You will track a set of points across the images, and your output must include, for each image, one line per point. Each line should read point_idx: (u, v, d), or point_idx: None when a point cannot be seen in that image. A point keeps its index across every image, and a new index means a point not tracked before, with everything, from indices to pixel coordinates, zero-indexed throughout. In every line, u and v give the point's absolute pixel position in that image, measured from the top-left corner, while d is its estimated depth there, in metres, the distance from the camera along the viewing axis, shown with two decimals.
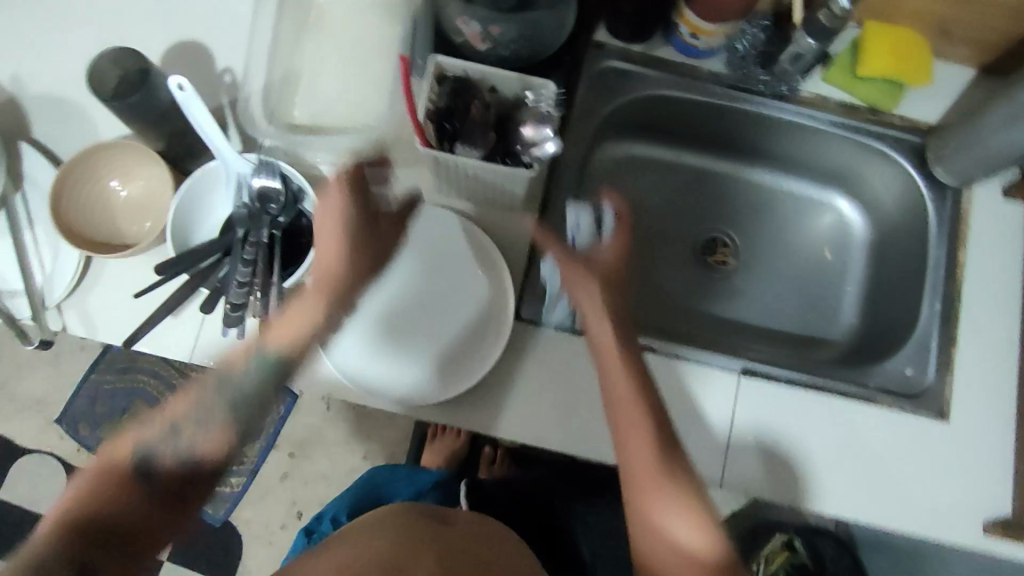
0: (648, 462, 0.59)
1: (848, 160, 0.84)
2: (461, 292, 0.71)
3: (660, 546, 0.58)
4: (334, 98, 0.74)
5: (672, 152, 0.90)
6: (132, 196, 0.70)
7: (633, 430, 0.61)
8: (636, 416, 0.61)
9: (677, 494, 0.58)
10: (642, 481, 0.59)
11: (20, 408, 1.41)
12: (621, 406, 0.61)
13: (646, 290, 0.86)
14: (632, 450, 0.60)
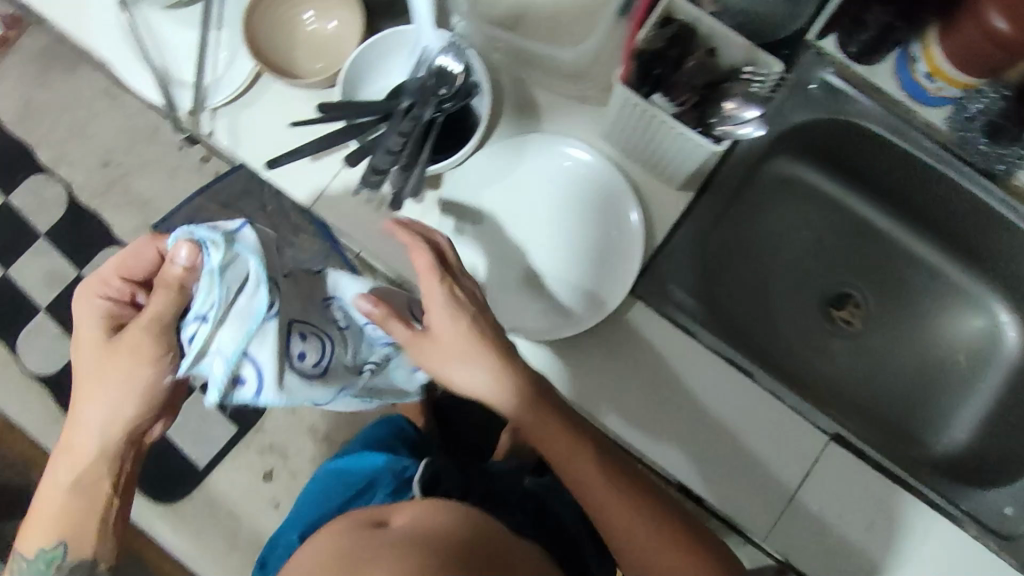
0: (603, 485, 0.66)
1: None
2: (588, 242, 0.69)
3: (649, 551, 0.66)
4: (536, 6, 0.72)
5: (842, 192, 0.84)
6: (316, 33, 0.71)
7: (576, 463, 0.65)
8: (562, 448, 0.65)
9: (644, 515, 0.66)
10: (620, 526, 0.66)
11: (131, 202, 1.51)
12: (557, 450, 0.65)
13: (758, 318, 0.81)
14: (583, 472, 0.65)
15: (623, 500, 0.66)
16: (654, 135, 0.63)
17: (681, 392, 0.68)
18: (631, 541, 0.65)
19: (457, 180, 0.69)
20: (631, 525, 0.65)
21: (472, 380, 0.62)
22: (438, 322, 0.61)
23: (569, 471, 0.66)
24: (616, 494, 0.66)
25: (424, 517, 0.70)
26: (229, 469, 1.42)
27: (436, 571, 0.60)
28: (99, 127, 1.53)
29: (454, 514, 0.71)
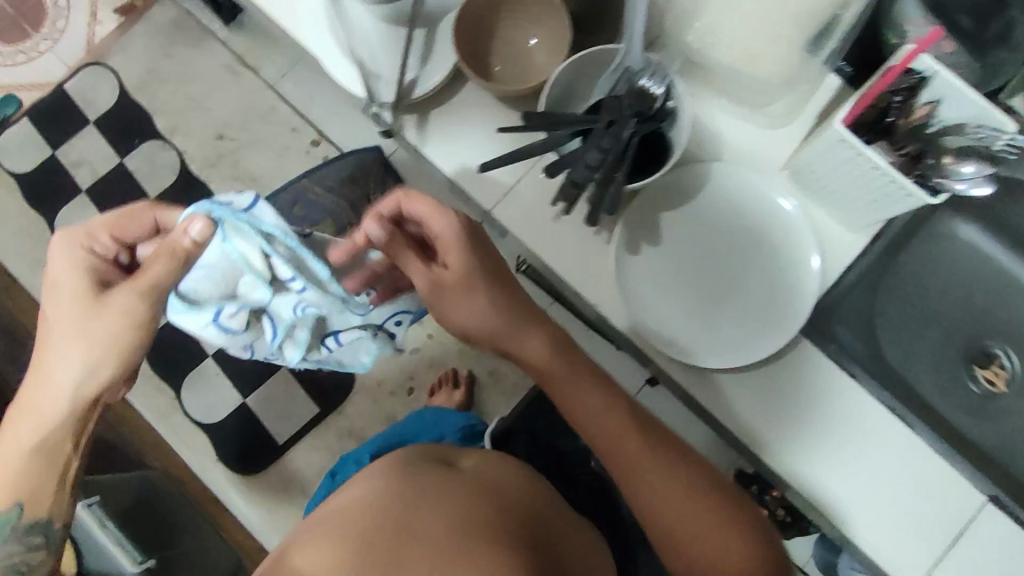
0: (621, 429, 0.73)
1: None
2: (761, 275, 0.70)
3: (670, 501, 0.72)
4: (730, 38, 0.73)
5: (1000, 251, 0.82)
6: (515, 44, 0.73)
7: (581, 411, 0.73)
8: (590, 402, 0.73)
9: (659, 462, 0.73)
10: (639, 467, 0.72)
11: (240, 177, 1.55)
12: (573, 402, 0.73)
13: (905, 368, 0.78)
14: (595, 422, 0.73)
15: (642, 447, 0.73)
16: (850, 179, 0.63)
17: (839, 436, 0.69)
18: (658, 486, 0.72)
19: (642, 200, 0.70)
20: (663, 477, 0.72)
21: (474, 315, 0.70)
22: (450, 248, 0.69)
23: (586, 429, 0.74)
24: (636, 442, 0.73)
25: (486, 467, 0.84)
26: (307, 449, 1.44)
27: (495, 522, 0.73)
28: (216, 101, 1.58)
29: (516, 473, 0.84)
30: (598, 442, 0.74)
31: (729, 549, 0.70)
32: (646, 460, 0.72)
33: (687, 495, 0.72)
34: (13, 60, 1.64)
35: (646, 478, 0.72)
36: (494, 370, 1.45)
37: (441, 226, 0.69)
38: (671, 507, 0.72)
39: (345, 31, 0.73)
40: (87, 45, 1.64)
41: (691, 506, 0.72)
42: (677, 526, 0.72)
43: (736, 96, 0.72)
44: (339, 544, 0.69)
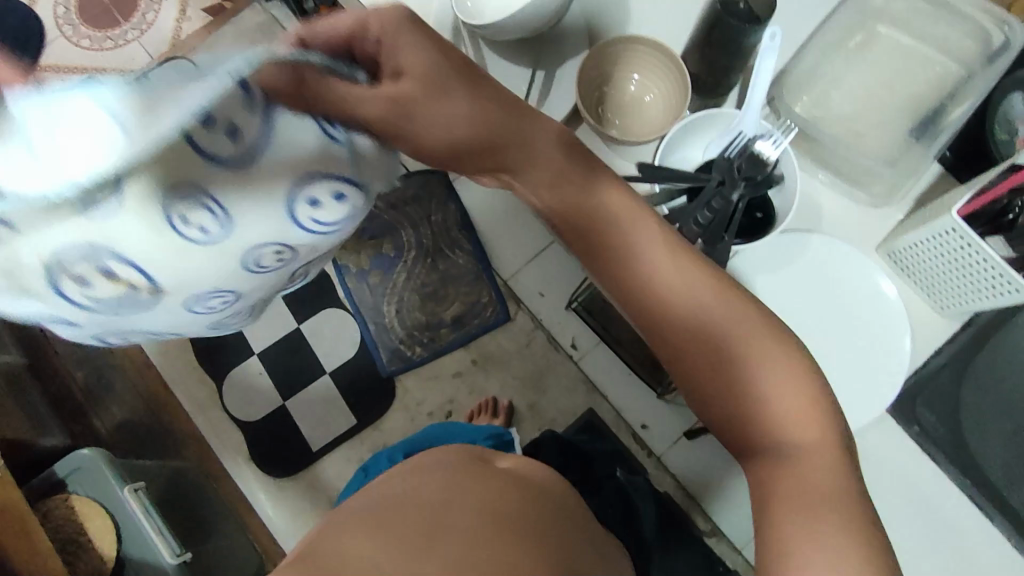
0: (663, 263, 0.54)
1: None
2: (851, 347, 0.70)
3: (739, 387, 0.53)
4: (836, 117, 0.76)
5: None
6: (629, 96, 0.76)
7: (626, 261, 0.54)
8: (615, 219, 0.54)
9: (716, 327, 0.53)
10: (682, 346, 0.54)
11: None
12: (592, 231, 0.55)
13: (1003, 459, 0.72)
14: (625, 268, 0.54)
15: (685, 311, 0.54)
16: (948, 268, 0.66)
17: (910, 516, 0.70)
18: (707, 338, 0.53)
19: (739, 261, 0.72)
20: (710, 327, 0.53)
21: (450, 113, 0.47)
22: (400, 44, 0.45)
23: (622, 277, 0.55)
24: (678, 297, 0.54)
25: (523, 466, 0.83)
26: (341, 458, 1.45)
27: (523, 508, 0.68)
28: None
29: (563, 491, 0.82)
30: (624, 292, 0.55)
31: (800, 424, 0.52)
32: (687, 320, 0.54)
33: (756, 360, 0.53)
34: (100, 45, 1.70)
35: (671, 320, 0.54)
36: (534, 404, 1.46)
37: (409, 43, 0.46)
38: (719, 366, 0.53)
39: (469, 66, 0.76)
40: (172, 39, 1.69)
41: (758, 368, 0.53)
42: (736, 393, 0.53)
43: (842, 172, 0.74)
44: (371, 523, 0.62)
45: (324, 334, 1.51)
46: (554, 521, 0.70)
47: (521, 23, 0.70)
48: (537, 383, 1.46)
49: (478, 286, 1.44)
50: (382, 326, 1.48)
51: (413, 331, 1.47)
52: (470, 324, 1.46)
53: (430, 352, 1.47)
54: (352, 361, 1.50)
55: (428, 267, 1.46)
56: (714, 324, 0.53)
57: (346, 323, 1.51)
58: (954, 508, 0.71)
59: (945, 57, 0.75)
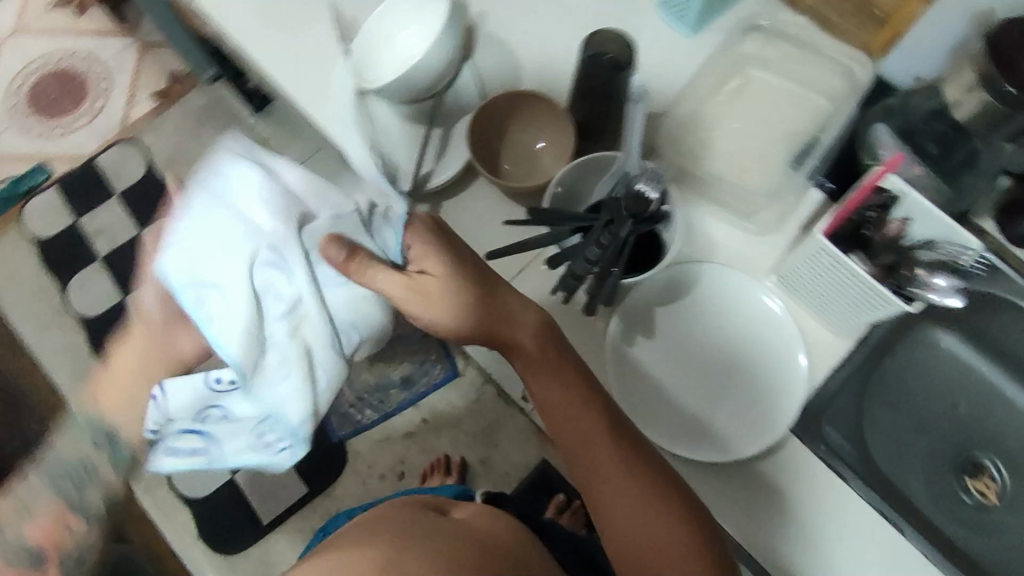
0: (608, 457, 0.66)
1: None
2: (746, 370, 0.72)
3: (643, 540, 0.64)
4: (719, 152, 0.80)
5: (984, 363, 0.86)
6: (525, 146, 0.80)
7: (586, 443, 0.67)
8: (576, 419, 0.67)
9: (641, 484, 0.65)
10: (613, 509, 0.66)
11: None
12: (567, 425, 0.68)
13: (892, 474, 0.79)
14: (582, 432, 0.67)
15: (620, 464, 0.66)
16: (827, 288, 0.69)
17: (833, 540, 0.69)
18: (624, 514, 0.66)
19: (635, 295, 0.75)
20: (622, 500, 0.66)
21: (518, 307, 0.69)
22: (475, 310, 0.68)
23: (584, 458, 0.67)
24: (614, 453, 0.66)
25: (479, 515, 0.83)
26: (291, 530, 1.42)
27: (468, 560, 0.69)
28: None
29: (514, 529, 0.81)
30: (587, 463, 0.68)
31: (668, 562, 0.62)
32: (618, 475, 0.66)
33: (654, 522, 0.64)
34: (49, 132, 1.72)
35: (602, 495, 0.67)
36: (486, 459, 1.44)
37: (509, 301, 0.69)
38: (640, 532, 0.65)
39: (369, 124, 0.80)
40: (120, 122, 1.72)
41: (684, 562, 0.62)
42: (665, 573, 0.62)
43: (727, 205, 0.78)
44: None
45: None
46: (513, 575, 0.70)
47: (414, 82, 0.75)
48: (488, 438, 1.45)
49: None
50: None
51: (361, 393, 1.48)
52: (419, 383, 1.44)
53: (379, 415, 1.46)
54: None
55: None
56: (630, 476, 0.66)
57: None
58: (872, 527, 0.69)
59: (814, 93, 0.81)
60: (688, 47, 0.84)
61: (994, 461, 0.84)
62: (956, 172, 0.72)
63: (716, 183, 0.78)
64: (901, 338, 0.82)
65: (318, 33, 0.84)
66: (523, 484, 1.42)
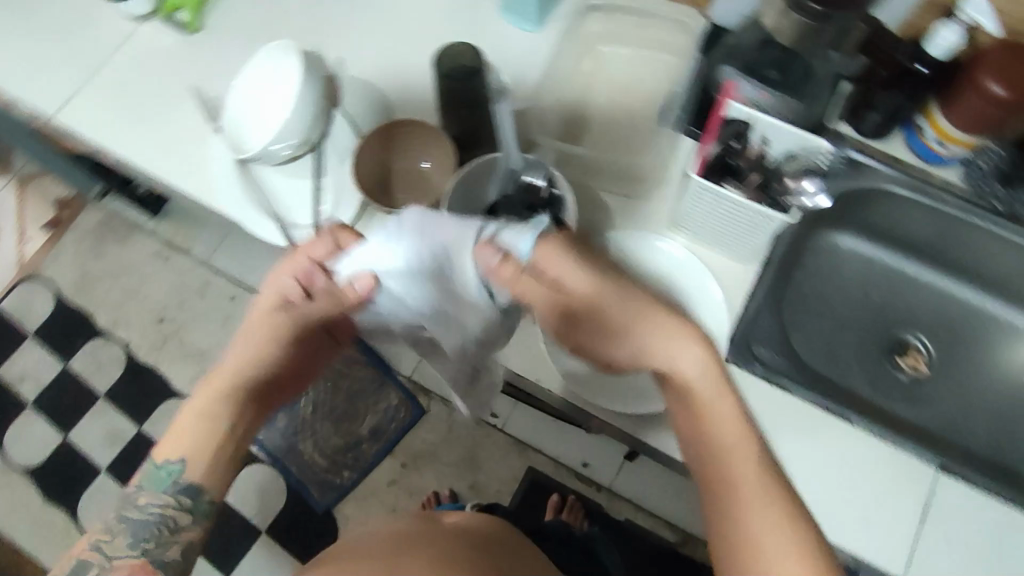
0: (753, 472, 0.61)
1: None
2: (671, 317, 0.77)
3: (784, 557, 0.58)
4: (593, 129, 0.85)
5: (882, 254, 0.93)
6: (414, 170, 0.81)
7: (715, 424, 0.63)
8: (721, 412, 0.63)
9: (773, 495, 0.60)
10: (743, 520, 0.60)
11: (183, 355, 1.55)
12: (707, 415, 0.63)
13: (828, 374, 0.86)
14: (714, 432, 0.63)
15: (757, 475, 0.61)
16: (714, 222, 0.74)
17: (793, 446, 0.74)
18: (755, 528, 0.59)
19: None
20: (755, 512, 0.60)
21: (627, 295, 0.64)
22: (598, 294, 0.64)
23: (706, 439, 0.64)
24: (753, 464, 0.62)
25: (467, 517, 0.88)
26: None
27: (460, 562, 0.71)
28: (153, 288, 1.60)
29: (494, 526, 0.87)
30: (712, 450, 0.63)
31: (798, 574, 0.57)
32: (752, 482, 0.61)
33: (793, 536, 0.58)
34: None
35: (728, 503, 0.62)
36: (474, 483, 1.45)
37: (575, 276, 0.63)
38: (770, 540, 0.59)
39: (260, 191, 0.81)
40: (15, 262, 1.65)
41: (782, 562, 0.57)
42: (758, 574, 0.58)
43: (613, 173, 0.82)
44: None
45: (249, 494, 1.46)
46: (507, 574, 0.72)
47: (287, 138, 0.76)
48: (470, 462, 1.46)
49: (383, 391, 1.49)
50: (304, 462, 1.47)
51: (335, 457, 1.47)
52: (390, 430, 1.47)
53: (360, 472, 1.46)
54: (284, 511, 1.45)
55: (326, 390, 1.51)
56: (761, 480, 0.61)
57: (267, 474, 1.47)
58: (821, 426, 0.75)
59: (661, 54, 0.87)
60: (538, 42, 0.88)
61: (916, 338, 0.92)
62: (798, 87, 0.78)
63: (598, 156, 0.82)
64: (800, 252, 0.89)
65: (186, 118, 0.85)
66: (516, 496, 1.43)
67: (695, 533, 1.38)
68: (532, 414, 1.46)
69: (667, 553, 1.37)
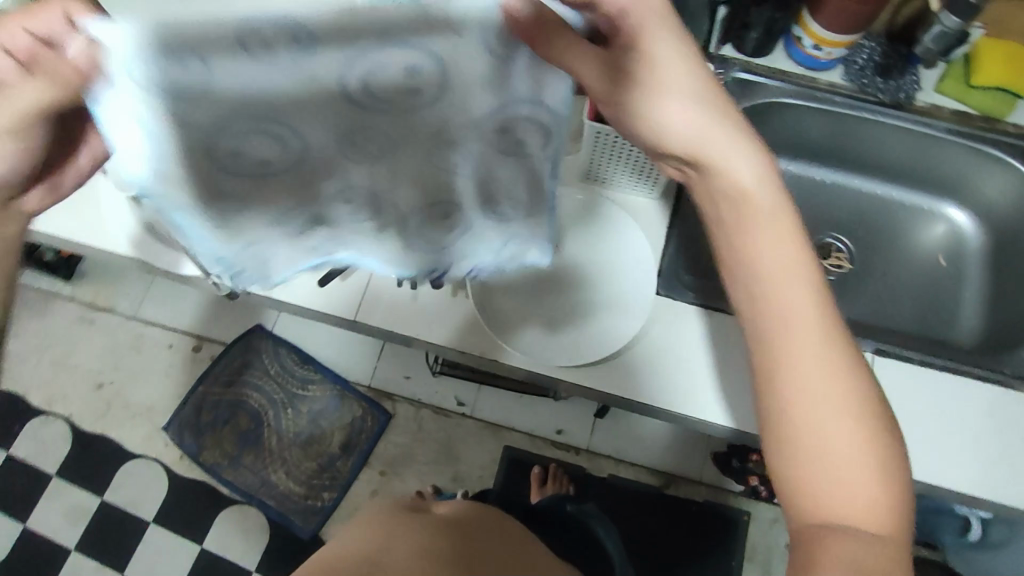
0: (796, 284, 0.45)
1: (973, 171, 0.88)
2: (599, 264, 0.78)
3: (831, 403, 0.44)
4: None
5: (790, 163, 0.96)
6: None
7: (780, 316, 0.45)
8: (799, 308, 0.45)
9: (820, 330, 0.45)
10: (785, 345, 0.45)
11: (132, 414, 1.48)
12: (783, 299, 0.45)
13: None
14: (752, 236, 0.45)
15: (806, 299, 0.45)
16: (624, 163, 0.75)
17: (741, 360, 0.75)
18: (801, 359, 0.44)
19: None
20: (802, 340, 0.44)
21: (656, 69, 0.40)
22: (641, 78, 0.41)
23: (768, 314, 0.45)
24: (803, 287, 0.45)
25: (453, 507, 0.85)
26: None
27: (449, 541, 0.71)
28: (84, 354, 1.53)
29: (480, 512, 0.84)
30: (762, 325, 0.46)
31: (847, 429, 0.44)
32: (801, 302, 0.45)
33: (846, 387, 0.44)
34: None
35: (770, 318, 0.45)
36: (455, 474, 1.44)
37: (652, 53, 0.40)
38: (815, 378, 0.44)
39: None
40: None
41: (855, 469, 0.44)
42: (829, 498, 0.44)
43: None
44: None
45: (231, 539, 1.41)
46: (495, 551, 0.73)
47: None
48: (447, 455, 1.45)
49: (345, 404, 1.47)
50: (281, 493, 1.44)
51: (311, 481, 1.44)
52: (360, 442, 1.46)
53: (340, 490, 1.43)
54: (272, 545, 1.41)
55: (289, 416, 1.48)
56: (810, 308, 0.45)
57: (246, 514, 1.43)
58: None
59: None
60: None
61: (838, 238, 0.95)
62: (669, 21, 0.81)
63: None
64: None
65: None
66: (499, 479, 1.42)
67: (677, 472, 1.42)
68: (497, 393, 1.47)
69: (653, 496, 1.40)
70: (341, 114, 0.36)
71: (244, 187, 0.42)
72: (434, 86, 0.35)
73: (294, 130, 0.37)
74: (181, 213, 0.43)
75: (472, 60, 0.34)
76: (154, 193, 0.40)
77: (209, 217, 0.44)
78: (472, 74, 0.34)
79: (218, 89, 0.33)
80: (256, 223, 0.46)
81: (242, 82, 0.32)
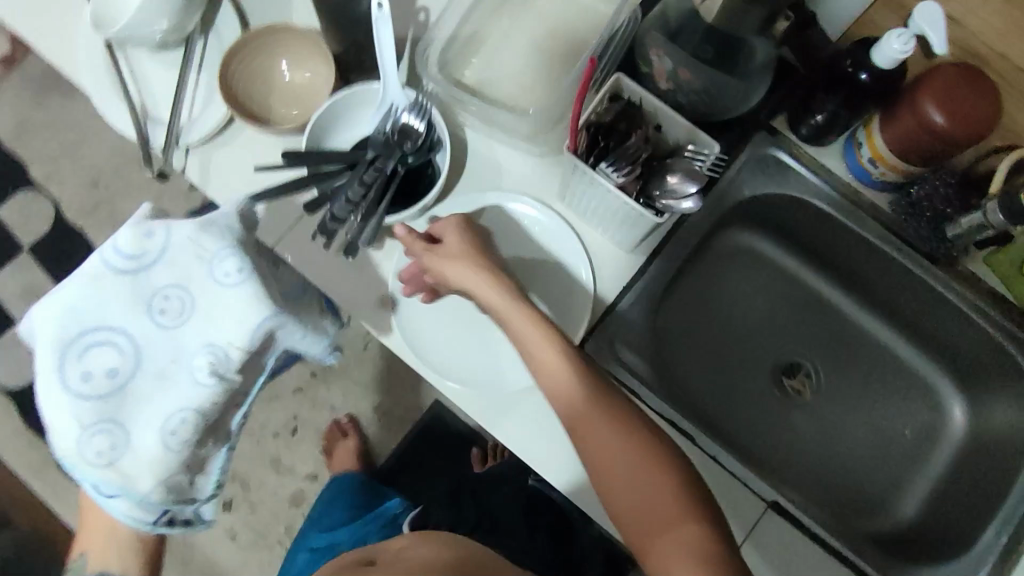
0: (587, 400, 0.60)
1: (986, 361, 0.76)
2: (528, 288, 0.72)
3: (626, 473, 0.58)
4: (505, 73, 0.75)
5: (796, 265, 0.86)
6: (294, 83, 0.75)
7: (584, 424, 0.60)
8: (593, 419, 0.60)
9: (617, 425, 0.59)
10: (598, 441, 0.59)
11: None
12: (585, 427, 0.60)
13: (703, 386, 0.83)
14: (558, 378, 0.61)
15: (595, 404, 0.60)
16: (598, 207, 0.67)
17: None
18: (605, 449, 0.59)
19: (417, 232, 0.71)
20: (604, 434, 0.59)
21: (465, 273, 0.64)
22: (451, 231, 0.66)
23: (572, 417, 0.61)
24: (595, 401, 0.60)
25: (416, 546, 0.68)
26: None
27: None
28: (91, 148, 1.42)
29: (436, 543, 0.69)
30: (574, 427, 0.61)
31: (653, 481, 0.57)
32: (593, 408, 0.60)
33: (637, 452, 0.58)
34: None
35: (581, 432, 0.60)
36: None
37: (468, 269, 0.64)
38: (624, 460, 0.58)
39: (126, 78, 0.74)
40: None
41: (666, 517, 0.55)
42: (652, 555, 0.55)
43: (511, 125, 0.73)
44: None
45: None
46: None
47: (143, 26, 0.69)
48: None
49: None
50: None
51: None
52: None
53: None
54: None
55: None
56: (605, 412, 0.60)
57: None
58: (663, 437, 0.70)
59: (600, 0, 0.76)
60: None
61: (809, 363, 0.86)
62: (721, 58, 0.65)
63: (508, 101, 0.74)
64: (706, 251, 0.83)
65: None
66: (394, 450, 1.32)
67: None
68: None
69: None
70: (169, 336, 0.57)
71: (143, 400, 0.57)
72: (177, 291, 0.57)
73: (137, 348, 0.56)
74: (102, 480, 0.56)
75: (184, 241, 0.57)
76: (81, 466, 0.56)
77: (110, 465, 0.56)
78: (193, 256, 0.57)
79: (106, 344, 0.56)
80: (151, 430, 0.56)
81: (109, 328, 0.56)
